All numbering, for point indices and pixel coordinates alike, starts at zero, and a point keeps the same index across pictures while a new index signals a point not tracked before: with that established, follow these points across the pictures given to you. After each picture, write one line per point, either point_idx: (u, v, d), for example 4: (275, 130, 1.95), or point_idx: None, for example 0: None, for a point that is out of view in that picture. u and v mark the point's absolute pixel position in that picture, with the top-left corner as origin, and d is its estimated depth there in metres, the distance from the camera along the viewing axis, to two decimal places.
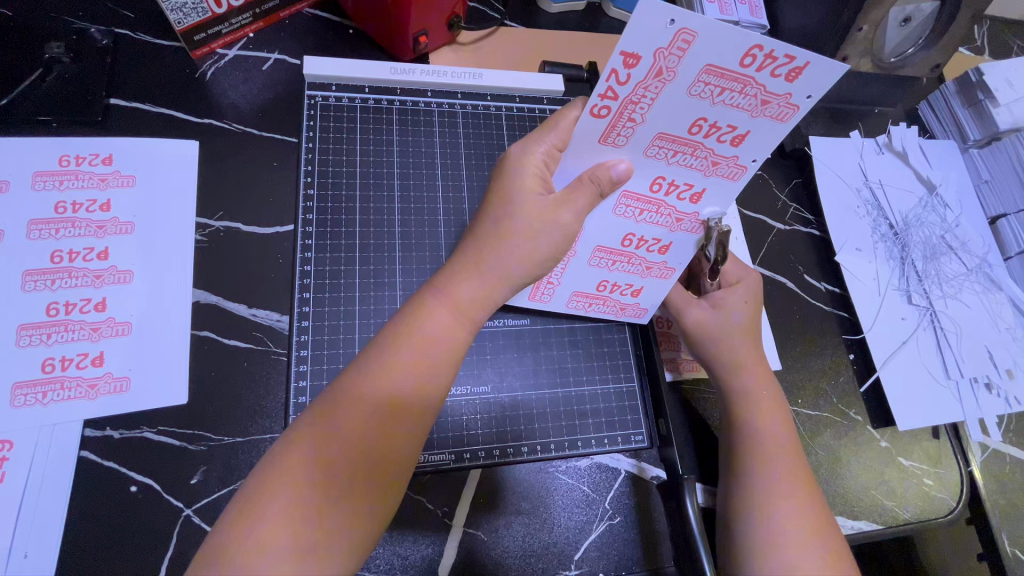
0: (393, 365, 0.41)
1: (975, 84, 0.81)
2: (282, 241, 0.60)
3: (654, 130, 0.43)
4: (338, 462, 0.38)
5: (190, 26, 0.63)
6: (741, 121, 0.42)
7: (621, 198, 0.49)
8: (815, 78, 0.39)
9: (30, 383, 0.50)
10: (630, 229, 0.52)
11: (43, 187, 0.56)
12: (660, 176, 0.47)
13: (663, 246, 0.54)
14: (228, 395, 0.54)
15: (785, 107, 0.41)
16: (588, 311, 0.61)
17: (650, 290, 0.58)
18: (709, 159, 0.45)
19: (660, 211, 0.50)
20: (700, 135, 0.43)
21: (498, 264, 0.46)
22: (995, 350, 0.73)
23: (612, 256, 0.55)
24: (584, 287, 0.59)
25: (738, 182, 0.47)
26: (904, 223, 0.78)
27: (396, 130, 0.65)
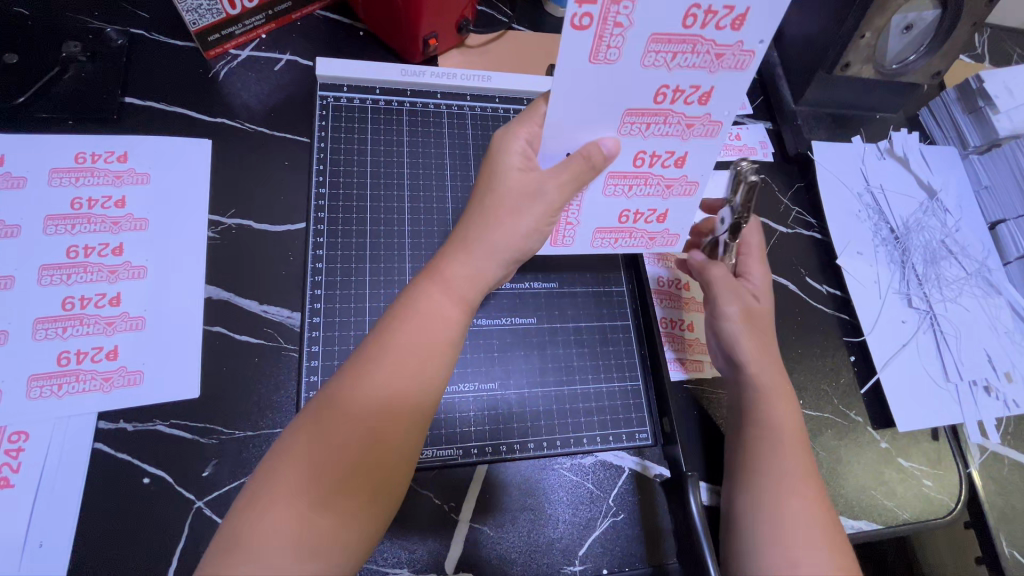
0: (392, 352, 0.42)
1: (975, 91, 0.82)
2: (294, 238, 0.61)
3: (646, 32, 0.41)
4: (347, 444, 0.39)
5: (204, 27, 0.64)
6: (704, 78, 0.45)
7: (625, 116, 0.47)
8: (758, 23, 0.42)
9: (46, 374, 0.51)
10: (640, 146, 0.49)
11: (60, 183, 0.57)
12: (664, 85, 0.44)
13: (679, 158, 0.51)
14: (240, 389, 0.55)
15: (740, 56, 0.43)
16: (615, 248, 0.60)
17: (674, 211, 0.56)
18: (682, 124, 0.48)
19: (667, 121, 0.47)
20: (667, 102, 0.46)
21: (490, 245, 0.48)
22: (995, 353, 0.74)
23: (626, 180, 0.52)
24: (605, 223, 0.57)
25: (748, 71, 0.44)
26: (904, 227, 0.79)
27: (406, 131, 0.66)
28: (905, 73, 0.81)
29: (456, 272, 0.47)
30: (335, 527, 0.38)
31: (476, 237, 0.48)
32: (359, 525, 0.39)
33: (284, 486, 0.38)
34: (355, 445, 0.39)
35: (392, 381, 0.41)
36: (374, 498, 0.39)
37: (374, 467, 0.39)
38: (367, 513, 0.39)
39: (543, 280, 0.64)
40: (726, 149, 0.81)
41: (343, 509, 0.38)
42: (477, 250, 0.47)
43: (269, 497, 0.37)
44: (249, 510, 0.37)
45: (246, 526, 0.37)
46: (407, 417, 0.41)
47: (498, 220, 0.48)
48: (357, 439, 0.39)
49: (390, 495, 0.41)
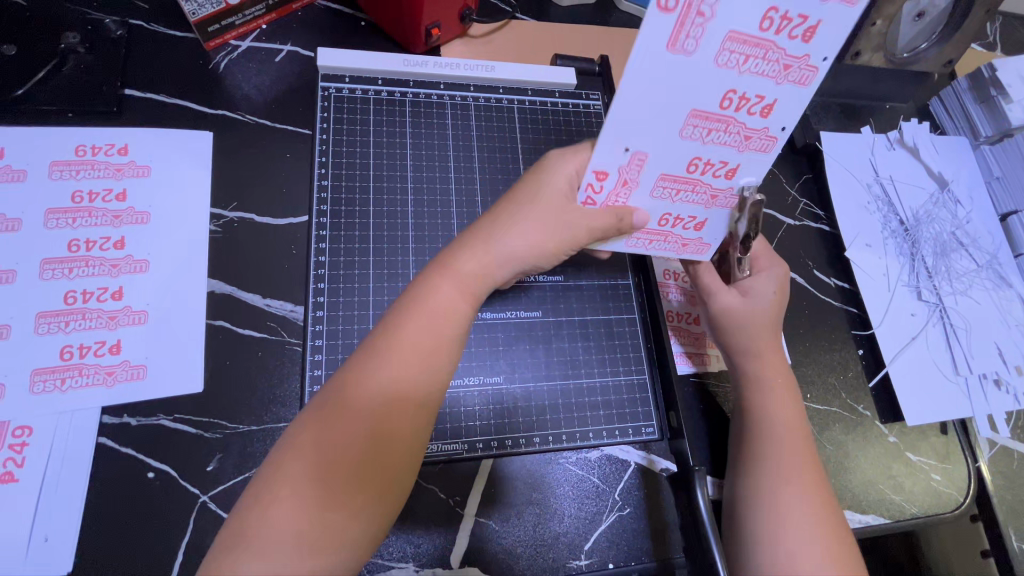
0: (399, 344, 0.42)
1: (986, 82, 0.80)
2: (295, 232, 0.61)
3: (724, 28, 0.37)
4: (352, 441, 0.39)
5: (204, 18, 0.64)
6: (768, 89, 0.41)
7: (689, 118, 0.43)
8: (833, 36, 0.38)
9: (49, 369, 0.51)
10: (696, 152, 0.45)
11: (60, 176, 0.57)
12: (731, 89, 0.41)
13: (731, 170, 0.48)
14: (244, 384, 0.54)
15: (805, 70, 0.40)
16: (649, 249, 0.56)
17: (714, 221, 0.53)
18: (741, 134, 0.44)
19: (728, 130, 0.44)
20: (731, 109, 0.42)
21: (500, 244, 0.47)
22: (1005, 347, 0.73)
23: (676, 184, 0.49)
24: (643, 224, 0.53)
25: (811, 87, 0.41)
26: (914, 219, 0.78)
27: (408, 123, 0.65)
28: (916, 62, 0.80)
29: (464, 267, 0.46)
30: (337, 525, 0.37)
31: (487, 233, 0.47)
32: (362, 524, 0.38)
33: (287, 482, 0.37)
34: (360, 442, 0.39)
35: (399, 379, 0.41)
36: (379, 497, 0.39)
37: (381, 461, 0.39)
38: (370, 512, 0.39)
39: (549, 274, 0.63)
40: None
41: (346, 508, 0.37)
42: (488, 247, 0.47)
43: (272, 492, 0.37)
44: (254, 504, 0.37)
45: (250, 517, 0.36)
46: (412, 415, 0.41)
47: (524, 232, 0.48)
48: (364, 435, 0.39)
49: (394, 493, 0.40)
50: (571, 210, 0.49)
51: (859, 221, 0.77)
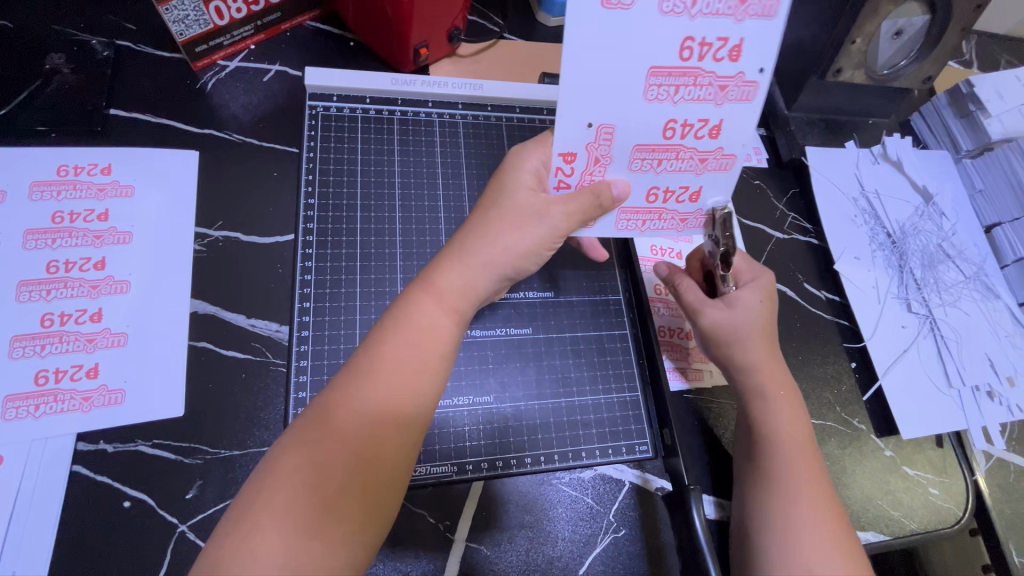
0: (381, 362, 0.41)
1: (966, 96, 0.83)
2: (282, 251, 0.60)
3: None
4: (336, 464, 0.37)
5: (191, 38, 0.64)
6: (730, 29, 0.41)
7: (650, 77, 0.43)
8: None
9: (23, 395, 0.49)
10: (669, 114, 0.45)
11: (40, 197, 0.56)
12: (688, 38, 0.41)
13: (713, 128, 0.46)
14: (227, 407, 0.53)
15: (765, 1, 0.40)
16: (643, 231, 0.55)
17: (709, 189, 0.51)
18: (715, 85, 0.44)
19: (698, 82, 0.43)
20: (694, 60, 0.42)
21: (487, 258, 0.47)
22: (997, 358, 0.73)
23: (655, 154, 0.48)
24: (632, 203, 0.52)
25: (776, 18, 0.41)
26: (901, 231, 0.79)
27: (397, 140, 0.65)
28: (895, 78, 0.81)
29: (450, 280, 0.46)
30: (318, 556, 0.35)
31: (474, 247, 0.47)
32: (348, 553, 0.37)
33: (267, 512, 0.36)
34: (343, 465, 0.37)
35: (383, 397, 0.40)
36: (362, 525, 0.37)
37: (364, 484, 0.38)
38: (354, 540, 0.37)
39: (538, 289, 0.63)
40: None
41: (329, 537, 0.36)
42: (474, 260, 0.47)
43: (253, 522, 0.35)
44: (233, 531, 0.35)
45: (229, 546, 0.35)
46: (397, 434, 0.40)
47: (505, 235, 0.47)
48: (347, 458, 0.38)
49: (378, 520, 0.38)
50: (541, 202, 0.49)
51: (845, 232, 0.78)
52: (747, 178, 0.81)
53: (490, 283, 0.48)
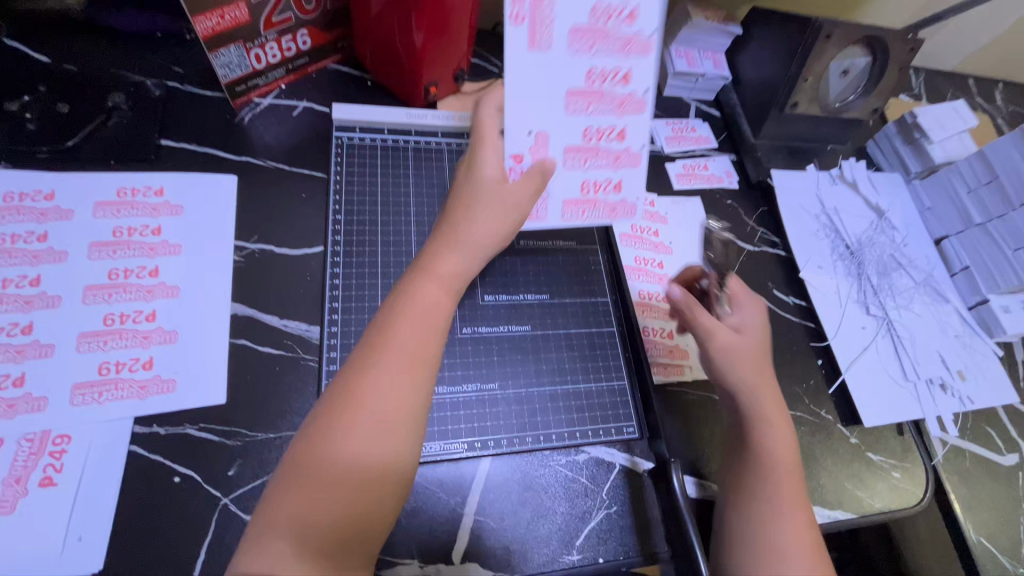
0: (392, 337, 0.49)
1: (910, 125, 0.94)
2: (311, 261, 0.68)
3: (566, 26, 0.55)
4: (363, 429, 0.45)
5: (233, 80, 0.73)
6: (622, 60, 0.59)
7: (569, 96, 0.59)
8: (648, 13, 0.57)
9: (88, 384, 0.56)
10: (586, 123, 0.61)
11: (103, 215, 0.64)
12: (591, 68, 0.58)
13: (619, 132, 0.62)
14: (264, 395, 0.60)
15: (640, 45, 0.59)
16: (584, 219, 0.66)
17: (627, 181, 0.65)
18: (615, 100, 0.61)
19: (602, 99, 0.60)
20: (598, 82, 0.59)
21: (473, 245, 0.55)
22: (947, 355, 0.82)
23: (582, 153, 0.62)
24: (571, 195, 0.65)
25: (649, 54, 0.60)
26: (858, 243, 0.88)
27: (411, 165, 0.74)
28: (846, 110, 0.92)
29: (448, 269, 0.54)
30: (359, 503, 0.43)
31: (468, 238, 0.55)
32: (381, 503, 0.44)
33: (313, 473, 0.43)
34: (367, 424, 0.45)
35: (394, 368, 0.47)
36: (390, 480, 0.45)
37: (385, 438, 0.45)
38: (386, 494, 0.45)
39: (536, 293, 0.71)
40: (696, 179, 0.91)
41: (365, 488, 0.44)
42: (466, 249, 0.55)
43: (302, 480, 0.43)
44: (285, 489, 0.43)
45: (283, 501, 0.42)
46: (409, 395, 0.47)
47: (484, 221, 0.56)
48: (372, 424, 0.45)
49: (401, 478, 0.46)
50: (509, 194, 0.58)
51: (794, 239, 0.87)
52: (719, 198, 0.91)
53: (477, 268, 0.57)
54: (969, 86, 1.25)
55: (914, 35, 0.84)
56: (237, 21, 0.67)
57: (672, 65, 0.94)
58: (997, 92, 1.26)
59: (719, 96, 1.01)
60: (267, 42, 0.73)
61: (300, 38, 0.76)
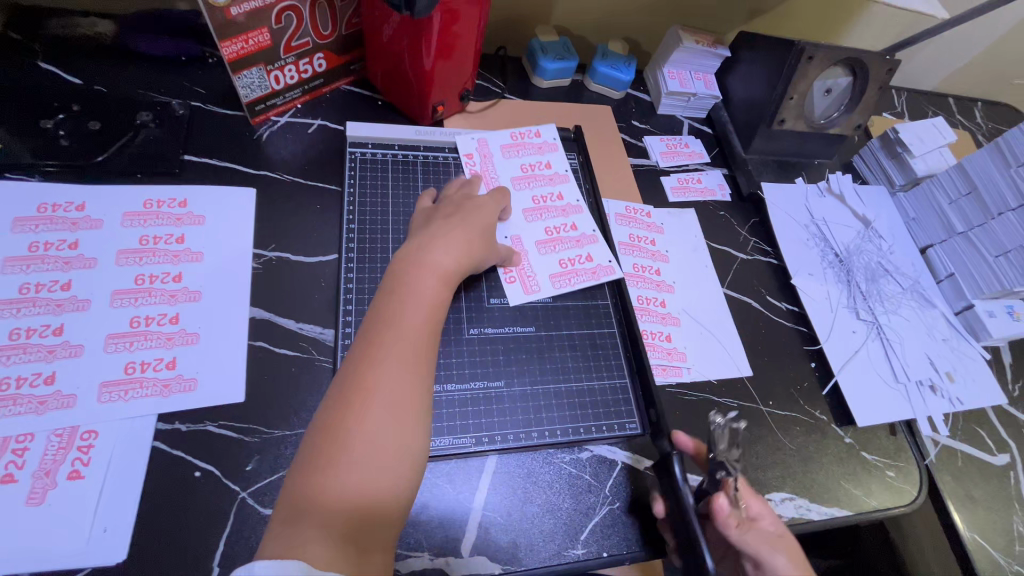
0: (397, 323, 0.54)
1: (893, 141, 1.00)
2: (325, 267, 0.72)
3: (509, 177, 0.82)
4: (370, 405, 0.49)
5: (254, 100, 0.78)
6: (554, 186, 0.83)
7: (526, 213, 0.79)
8: (557, 155, 0.86)
9: (115, 382, 0.58)
10: (544, 224, 0.79)
11: (130, 224, 0.68)
12: (533, 195, 0.81)
13: (572, 225, 0.80)
14: (280, 394, 0.63)
15: (549, 176, 0.84)
16: (572, 285, 0.75)
17: (596, 253, 0.78)
18: (560, 209, 0.81)
19: (550, 210, 0.81)
20: (544, 202, 0.81)
21: (461, 249, 0.64)
22: (936, 358, 0.85)
23: (550, 242, 0.78)
24: (553, 270, 0.76)
25: (566, 178, 0.84)
26: (847, 251, 0.92)
27: (420, 177, 0.79)
28: (831, 126, 0.97)
29: (433, 262, 0.61)
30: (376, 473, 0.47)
31: (442, 242, 0.63)
32: (403, 473, 0.49)
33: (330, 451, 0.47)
34: (385, 400, 0.50)
35: (395, 346, 0.53)
36: (404, 449, 0.49)
37: (400, 412, 0.50)
38: (399, 461, 0.49)
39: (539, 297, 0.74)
40: (690, 192, 0.95)
41: (380, 461, 0.47)
42: (447, 248, 0.63)
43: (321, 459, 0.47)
44: (312, 470, 0.46)
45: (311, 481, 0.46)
46: (417, 372, 0.53)
47: (463, 231, 0.66)
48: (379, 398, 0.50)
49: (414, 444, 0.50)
50: (480, 219, 0.69)
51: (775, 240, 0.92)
52: (713, 209, 0.95)
53: (467, 264, 0.64)
54: (949, 104, 1.31)
55: (891, 56, 0.90)
56: (260, 45, 0.72)
57: (666, 85, 1.00)
58: (976, 110, 1.32)
59: (710, 114, 1.06)
60: (286, 64, 0.78)
61: (317, 61, 0.81)
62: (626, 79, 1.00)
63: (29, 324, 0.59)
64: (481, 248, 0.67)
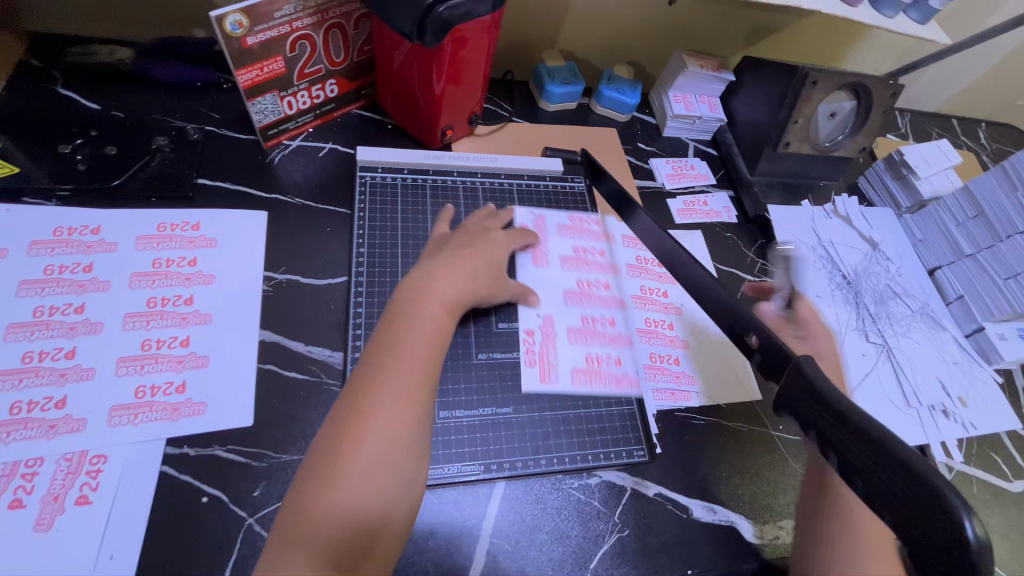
0: (398, 349, 0.54)
1: (898, 163, 1.00)
2: (335, 289, 0.73)
3: (560, 256, 0.80)
4: (367, 433, 0.49)
5: (267, 124, 0.80)
6: (605, 276, 0.81)
7: (566, 296, 0.77)
8: (616, 249, 0.84)
9: (125, 406, 0.59)
10: (580, 312, 0.76)
11: (144, 247, 0.69)
12: (580, 280, 0.79)
13: (613, 321, 0.77)
14: (288, 418, 0.63)
15: (602, 265, 0.81)
16: (590, 388, 0.70)
17: (626, 358, 0.74)
18: (604, 299, 0.78)
19: (592, 298, 0.78)
20: (588, 288, 0.78)
21: (463, 277, 0.64)
22: (947, 382, 0.84)
23: (582, 332, 0.74)
24: (577, 363, 0.71)
25: (621, 276, 0.82)
26: (854, 274, 0.92)
27: (429, 200, 0.80)
28: (836, 149, 0.98)
29: (437, 290, 0.61)
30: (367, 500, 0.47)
31: (447, 269, 0.64)
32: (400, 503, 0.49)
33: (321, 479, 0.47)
34: (384, 429, 0.50)
35: (392, 372, 0.53)
36: (400, 480, 0.49)
37: (398, 443, 0.50)
38: (391, 488, 0.48)
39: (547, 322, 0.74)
40: (696, 213, 0.96)
41: (375, 489, 0.47)
42: (448, 278, 0.63)
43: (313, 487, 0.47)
44: (309, 494, 0.47)
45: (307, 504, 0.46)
46: (417, 402, 0.52)
47: (472, 260, 0.67)
48: (371, 426, 0.49)
49: (407, 472, 0.49)
50: (490, 252, 0.70)
51: (779, 259, 0.91)
52: (719, 231, 0.95)
53: (472, 292, 0.65)
54: (953, 126, 1.32)
55: (894, 82, 0.91)
56: (274, 73, 0.74)
57: (671, 109, 1.01)
58: (980, 131, 1.33)
59: (715, 136, 1.07)
60: (298, 90, 0.79)
61: (329, 87, 0.83)
62: (632, 103, 1.01)
63: (42, 347, 0.60)
64: (489, 279, 0.67)
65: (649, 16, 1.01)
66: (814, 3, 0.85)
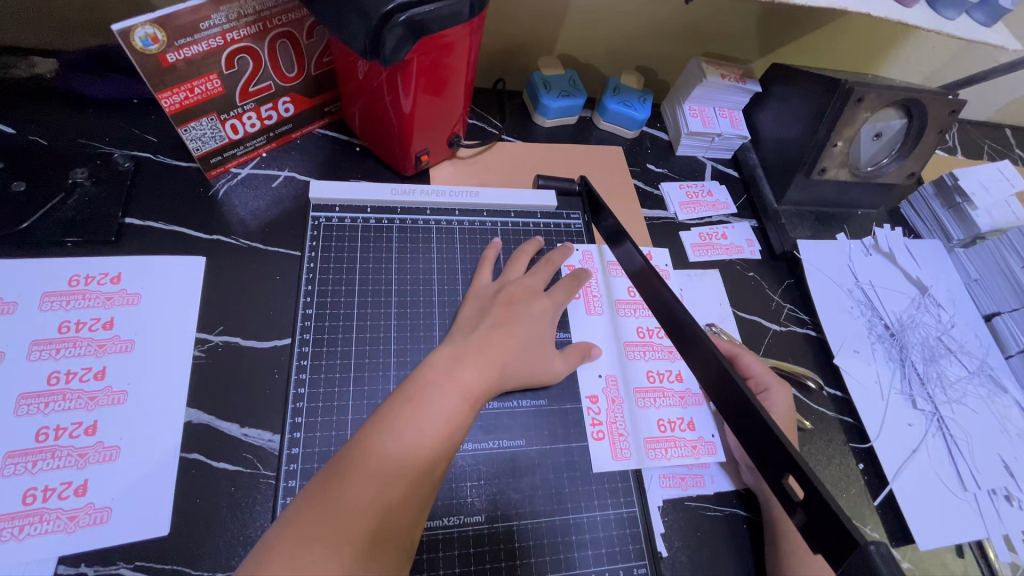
0: (436, 384, 0.48)
1: (951, 188, 0.86)
2: (278, 356, 0.61)
3: (614, 299, 0.72)
4: (384, 453, 0.42)
5: (207, 152, 0.68)
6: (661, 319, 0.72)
7: (628, 347, 0.69)
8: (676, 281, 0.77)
9: (8, 516, 0.48)
10: (646, 367, 0.68)
11: (50, 307, 0.57)
12: (638, 327, 0.71)
13: (677, 375, 0.69)
14: (214, 523, 0.52)
15: None
16: (669, 458, 0.62)
17: (698, 421, 0.66)
18: (666, 349, 0.70)
19: (654, 349, 0.70)
20: (648, 336, 0.70)
21: (510, 337, 0.57)
22: (1010, 460, 0.71)
23: (650, 393, 0.66)
24: (649, 432, 0.63)
25: None
26: (899, 323, 0.79)
27: (395, 247, 0.68)
28: (880, 174, 0.85)
29: (481, 341, 0.55)
30: (405, 497, 0.41)
31: (483, 344, 0.54)
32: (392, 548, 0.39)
33: (364, 454, 0.42)
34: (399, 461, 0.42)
35: (424, 403, 0.46)
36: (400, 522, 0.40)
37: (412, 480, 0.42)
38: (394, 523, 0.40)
39: (532, 398, 0.61)
40: (712, 248, 0.82)
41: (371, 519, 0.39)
42: (481, 356, 0.53)
43: (357, 458, 0.41)
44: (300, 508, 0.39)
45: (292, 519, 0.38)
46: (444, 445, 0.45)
47: (513, 325, 0.58)
48: (410, 437, 0.44)
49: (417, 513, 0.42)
50: (532, 328, 0.59)
51: (823, 297, 0.79)
52: (740, 269, 0.82)
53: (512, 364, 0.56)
54: (1007, 137, 1.17)
55: (954, 97, 0.77)
56: (208, 93, 0.62)
57: (686, 125, 0.87)
58: None
59: (737, 155, 0.93)
60: (244, 112, 0.67)
61: (282, 106, 0.71)
62: (641, 118, 0.87)
63: None
64: (526, 358, 0.58)
65: (660, 17, 0.87)
66: (861, 4, 0.71)
